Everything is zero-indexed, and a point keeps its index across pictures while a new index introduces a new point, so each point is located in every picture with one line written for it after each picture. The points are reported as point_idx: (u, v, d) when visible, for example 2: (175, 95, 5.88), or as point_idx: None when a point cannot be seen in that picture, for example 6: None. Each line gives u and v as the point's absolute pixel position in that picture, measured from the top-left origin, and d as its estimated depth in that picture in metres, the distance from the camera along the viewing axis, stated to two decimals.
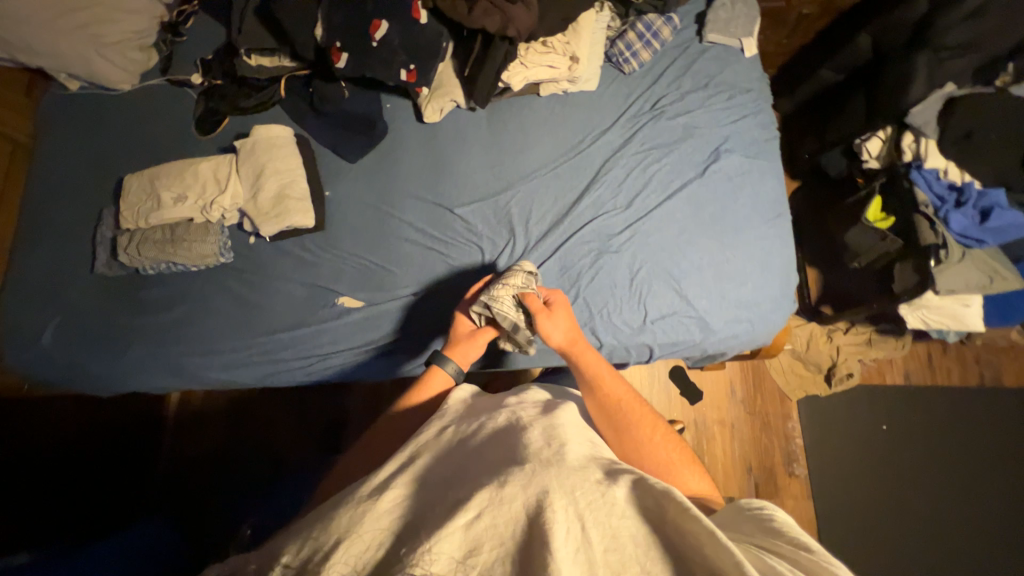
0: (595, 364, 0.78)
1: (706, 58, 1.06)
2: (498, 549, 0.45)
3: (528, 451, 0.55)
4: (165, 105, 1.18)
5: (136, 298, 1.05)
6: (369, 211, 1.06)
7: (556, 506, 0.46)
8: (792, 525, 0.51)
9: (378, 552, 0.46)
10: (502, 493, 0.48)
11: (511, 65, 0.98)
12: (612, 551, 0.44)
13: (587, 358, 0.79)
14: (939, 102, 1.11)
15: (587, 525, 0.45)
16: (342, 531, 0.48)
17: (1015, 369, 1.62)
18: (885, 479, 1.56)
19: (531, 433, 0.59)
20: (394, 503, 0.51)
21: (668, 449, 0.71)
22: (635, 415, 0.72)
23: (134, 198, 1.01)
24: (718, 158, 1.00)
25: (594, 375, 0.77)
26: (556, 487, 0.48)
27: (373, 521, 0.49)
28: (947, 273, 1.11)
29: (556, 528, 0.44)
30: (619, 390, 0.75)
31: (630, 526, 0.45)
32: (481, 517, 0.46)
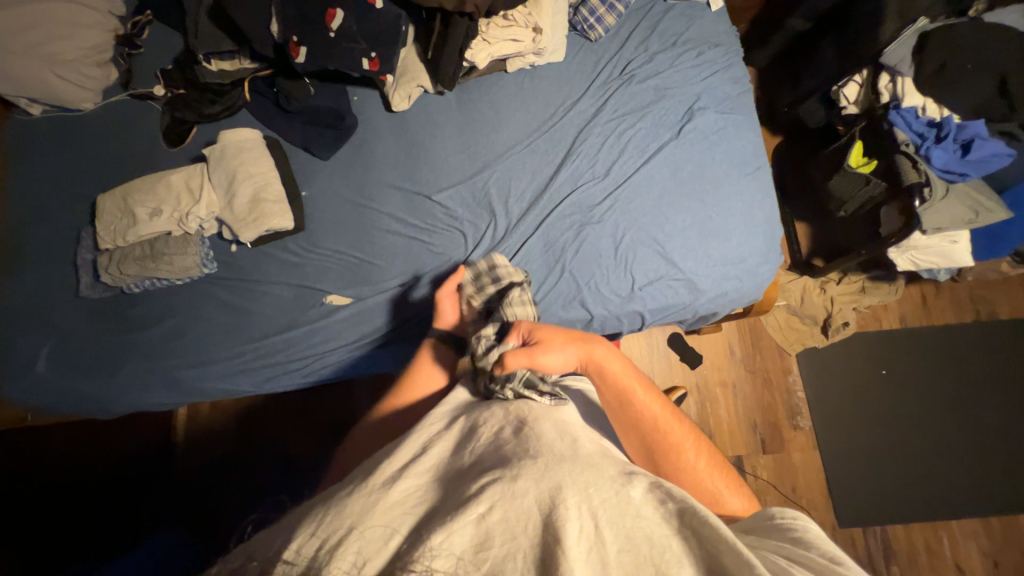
0: (623, 386, 0.73)
1: (672, 16, 1.04)
2: (509, 544, 0.44)
3: (543, 445, 0.57)
4: (132, 121, 1.16)
5: (126, 318, 1.05)
6: (347, 206, 1.05)
7: (569, 502, 0.47)
8: (823, 539, 0.50)
9: (393, 540, 0.45)
10: (514, 488, 0.48)
11: (474, 42, 0.96)
12: (627, 552, 0.44)
13: (613, 376, 0.74)
14: (913, 38, 1.10)
15: (602, 525, 0.46)
16: (352, 519, 0.46)
17: (1009, 302, 1.63)
18: (889, 423, 1.58)
19: (542, 430, 0.61)
20: (405, 495, 0.51)
21: (705, 468, 0.73)
22: (670, 437, 0.73)
23: (108, 215, 0.99)
24: (693, 117, 0.99)
25: (625, 395, 0.73)
26: (570, 484, 0.49)
27: (384, 508, 0.48)
28: (934, 210, 1.09)
29: (570, 525, 0.44)
30: (654, 412, 0.73)
31: (646, 526, 0.46)
32: (493, 510, 0.46)
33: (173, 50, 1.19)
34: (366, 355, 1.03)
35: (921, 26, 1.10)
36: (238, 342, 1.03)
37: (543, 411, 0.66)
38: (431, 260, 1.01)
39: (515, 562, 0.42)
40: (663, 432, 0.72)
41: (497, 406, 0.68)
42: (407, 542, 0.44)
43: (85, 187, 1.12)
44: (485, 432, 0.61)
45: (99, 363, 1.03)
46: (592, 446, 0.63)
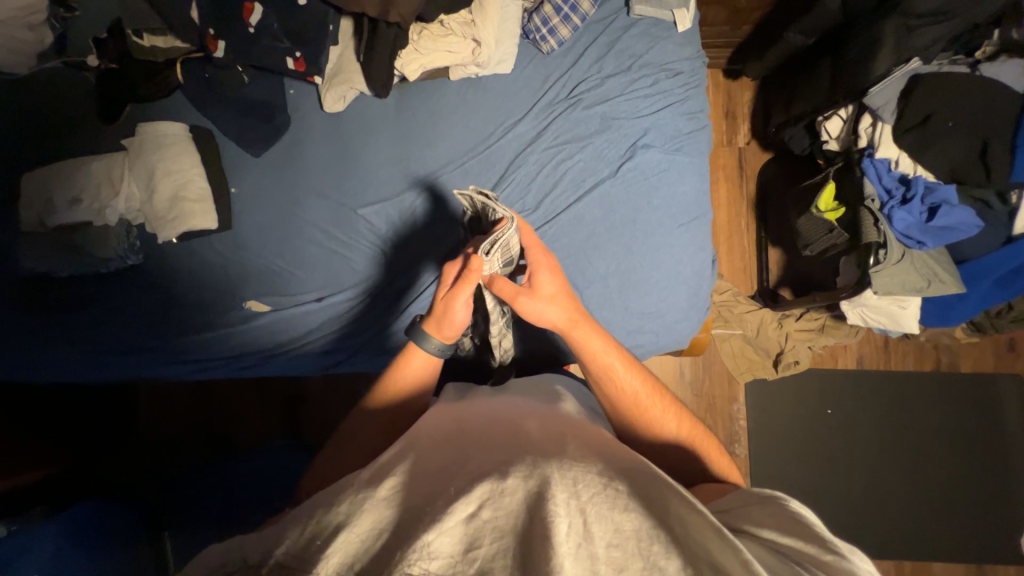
0: (602, 356, 0.73)
1: (632, 35, 0.95)
2: (498, 543, 0.41)
3: (530, 440, 0.56)
4: (58, 90, 1.08)
5: (37, 299, 1.02)
6: (275, 211, 1.03)
7: (556, 499, 0.43)
8: (811, 517, 0.50)
9: (382, 539, 0.43)
10: (503, 485, 0.46)
11: (404, 50, 0.91)
12: (614, 547, 0.41)
13: (591, 346, 0.73)
14: (899, 82, 1.01)
15: (589, 520, 0.42)
16: (342, 517, 0.45)
17: (971, 356, 1.58)
18: (828, 461, 1.56)
19: (531, 426, 0.60)
20: (393, 491, 0.48)
21: (684, 438, 0.72)
22: (647, 411, 0.71)
23: (30, 197, 0.98)
24: (635, 154, 0.93)
25: (602, 367, 0.73)
26: (557, 478, 0.46)
27: (373, 508, 0.46)
28: (884, 274, 1.04)
29: (558, 521, 0.41)
30: (631, 385, 0.72)
31: (633, 521, 0.43)
32: (483, 509, 0.44)
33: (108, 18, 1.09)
34: (286, 360, 1.05)
35: (915, 67, 1.00)
36: (158, 336, 1.03)
37: (530, 411, 0.66)
38: (356, 273, 1.02)
39: (506, 559, 0.40)
40: (641, 406, 0.72)
41: (490, 402, 0.70)
42: (396, 541, 0.42)
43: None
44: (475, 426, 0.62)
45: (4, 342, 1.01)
46: (576, 429, 0.60)
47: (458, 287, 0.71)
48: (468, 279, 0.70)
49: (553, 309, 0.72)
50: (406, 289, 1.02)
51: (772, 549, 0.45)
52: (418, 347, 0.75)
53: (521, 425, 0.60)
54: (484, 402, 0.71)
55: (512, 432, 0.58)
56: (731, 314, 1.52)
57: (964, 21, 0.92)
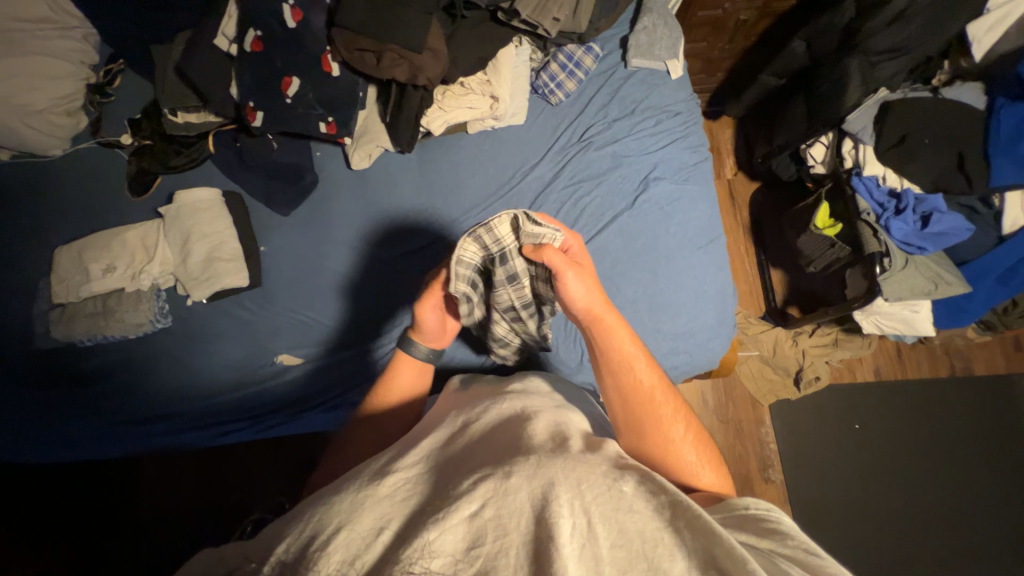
0: (621, 345, 0.66)
1: (632, 84, 1.06)
2: (501, 541, 0.39)
3: (535, 440, 0.51)
4: (91, 167, 1.12)
5: (66, 370, 1.01)
6: (305, 265, 1.06)
7: (561, 500, 0.41)
8: (798, 529, 0.47)
9: (383, 537, 0.41)
10: (507, 484, 0.43)
11: (429, 109, 1.00)
12: (618, 548, 0.39)
13: (616, 336, 0.67)
14: (873, 109, 1.11)
15: (594, 521, 0.41)
16: (342, 516, 0.43)
17: (983, 359, 1.61)
18: (867, 478, 1.51)
19: (535, 423, 0.54)
20: (395, 487, 0.47)
21: (688, 448, 0.62)
22: (657, 409, 0.63)
23: (66, 269, 1.01)
24: (648, 186, 1.00)
25: (623, 355, 0.66)
26: (562, 479, 0.44)
27: (373, 506, 0.44)
28: (892, 280, 1.10)
29: (561, 523, 0.39)
30: (645, 377, 0.65)
31: (637, 522, 0.41)
32: (486, 507, 0.42)
33: (147, 100, 1.17)
34: (318, 416, 1.01)
35: (884, 95, 1.12)
36: (181, 400, 1.01)
37: (540, 410, 0.59)
38: (382, 318, 1.03)
39: (509, 558, 0.38)
40: (653, 401, 0.64)
41: (489, 403, 0.62)
42: (398, 539, 0.41)
43: (30, 231, 1.08)
44: (478, 427, 0.56)
45: (28, 415, 0.98)
46: (589, 438, 0.55)
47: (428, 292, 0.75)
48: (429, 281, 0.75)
49: (592, 290, 0.68)
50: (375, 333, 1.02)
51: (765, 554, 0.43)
52: (404, 354, 0.77)
53: (528, 425, 0.54)
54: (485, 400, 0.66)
55: (520, 436, 0.52)
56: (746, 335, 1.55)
57: (919, 54, 1.04)
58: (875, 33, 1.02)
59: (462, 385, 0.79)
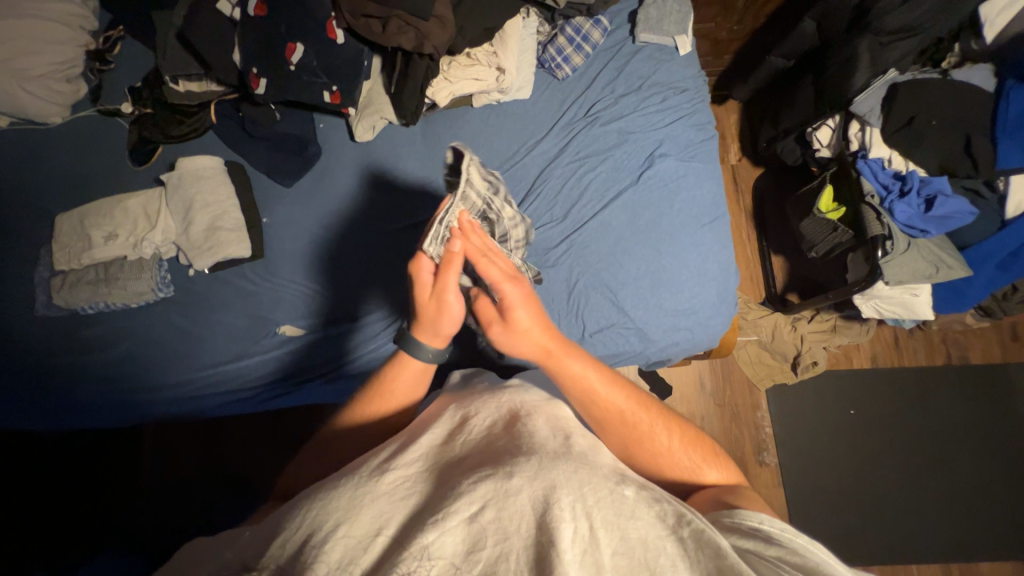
0: (579, 379, 0.60)
1: (639, 59, 1.05)
2: (502, 544, 0.38)
3: (536, 439, 0.48)
4: (90, 136, 1.10)
5: (68, 338, 1.01)
6: (309, 237, 1.05)
7: (562, 503, 0.40)
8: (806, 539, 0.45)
9: (382, 538, 0.40)
10: (508, 485, 0.41)
11: (435, 81, 0.99)
12: (620, 556, 0.38)
13: (569, 368, 0.61)
14: (882, 89, 1.10)
15: (596, 526, 0.40)
16: (339, 514, 0.42)
17: (979, 347, 1.62)
18: (859, 463, 1.53)
19: (535, 421, 0.52)
20: (394, 486, 0.45)
21: (681, 451, 0.62)
22: (638, 429, 0.60)
23: (68, 236, 1.01)
24: (654, 163, 1.00)
25: (584, 392, 0.60)
26: (564, 482, 0.42)
27: (372, 505, 0.43)
28: (893, 263, 1.11)
29: (561, 528, 0.38)
30: (616, 405, 0.60)
31: (640, 529, 0.40)
32: (485, 509, 0.40)
33: (147, 68, 1.15)
34: (319, 386, 1.02)
35: (893, 76, 1.10)
36: (184, 371, 1.01)
37: (537, 405, 0.56)
38: (373, 287, 1.03)
39: (508, 563, 0.37)
40: (630, 426, 0.60)
41: (488, 396, 0.58)
42: (397, 542, 0.39)
43: (29, 197, 1.07)
44: (478, 423, 0.53)
45: (35, 383, 0.99)
46: (589, 438, 0.53)
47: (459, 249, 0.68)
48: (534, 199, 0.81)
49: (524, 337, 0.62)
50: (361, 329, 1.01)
51: (767, 560, 0.42)
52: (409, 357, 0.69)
53: (526, 422, 0.51)
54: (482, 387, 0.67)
55: (519, 435, 0.49)
56: (745, 320, 1.54)
57: (931, 35, 1.03)
58: (888, 11, 1.00)
59: (464, 382, 0.75)
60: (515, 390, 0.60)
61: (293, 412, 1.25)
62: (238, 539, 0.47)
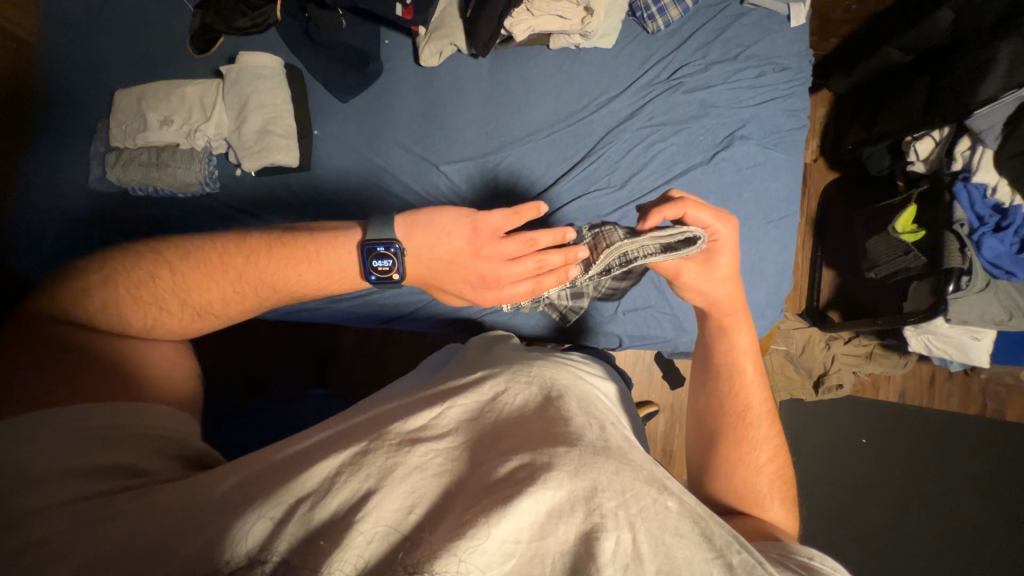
0: (737, 351, 0.69)
1: (743, 24, 0.94)
2: (539, 543, 0.38)
3: (572, 427, 0.46)
4: (155, 14, 1.07)
5: (119, 216, 1.04)
6: (359, 160, 1.03)
7: (606, 510, 0.39)
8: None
9: (414, 515, 0.39)
10: (546, 478, 0.40)
11: (516, 10, 0.89)
12: (663, 575, 0.37)
13: (735, 338, 0.69)
14: (1013, 104, 0.93)
15: (640, 539, 0.38)
16: (371, 480, 0.40)
17: (1018, 405, 1.53)
18: (859, 492, 1.51)
19: (569, 404, 0.49)
20: (426, 458, 0.43)
21: (765, 478, 0.63)
22: (752, 423, 0.66)
23: (125, 114, 1.01)
24: (731, 144, 0.93)
25: (733, 362, 0.69)
26: (607, 484, 0.41)
27: (405, 478, 0.41)
28: (962, 301, 1.02)
29: (604, 539, 0.38)
30: (752, 393, 0.67)
31: (686, 549, 0.39)
32: (524, 499, 0.39)
33: None
34: (331, 309, 0.99)
35: None
36: None
37: (567, 386, 0.53)
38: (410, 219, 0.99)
39: (544, 566, 0.37)
40: (745, 416, 0.66)
41: (515, 368, 0.54)
42: (429, 518, 0.39)
43: (92, 66, 1.06)
44: (509, 400, 0.49)
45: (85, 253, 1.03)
46: (619, 428, 0.51)
47: (455, 237, 0.67)
48: (671, 194, 0.67)
49: (721, 288, 0.67)
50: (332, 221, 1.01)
51: None
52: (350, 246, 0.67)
53: (560, 407, 0.48)
54: (506, 356, 0.65)
55: (557, 422, 0.46)
56: (778, 328, 1.47)
57: None
58: None
59: (486, 344, 0.75)
60: (537, 364, 0.57)
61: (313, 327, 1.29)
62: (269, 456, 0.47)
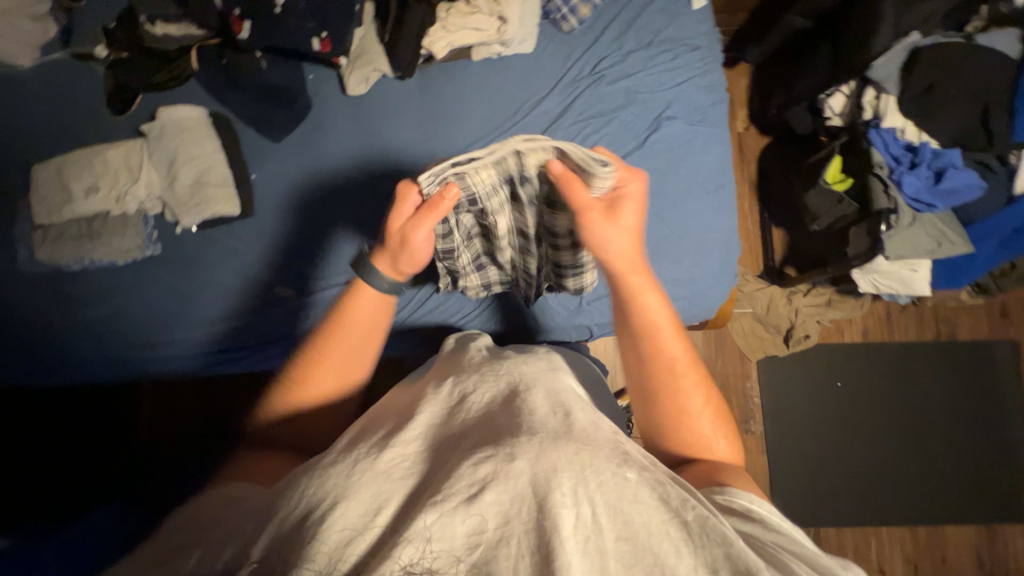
0: (649, 309, 0.65)
1: (651, 12, 0.99)
2: (505, 529, 0.38)
3: (535, 417, 0.47)
4: (64, 81, 1.03)
5: (55, 295, 0.99)
6: (301, 196, 1.01)
7: (564, 488, 0.40)
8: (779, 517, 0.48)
9: (380, 518, 0.41)
10: (510, 467, 0.41)
11: (432, 28, 0.94)
12: (622, 541, 0.38)
13: (643, 297, 0.65)
14: (902, 53, 1.05)
15: (599, 511, 0.39)
16: (337, 491, 0.43)
17: (968, 325, 1.63)
18: (843, 433, 1.57)
19: (535, 395, 0.50)
20: (392, 465, 0.45)
21: (706, 422, 0.63)
22: (680, 376, 0.63)
23: (46, 188, 0.97)
24: (660, 126, 0.97)
25: (648, 320, 0.64)
26: (565, 465, 0.41)
27: (370, 484, 0.43)
28: (896, 238, 1.12)
29: (563, 514, 0.38)
30: (672, 346, 0.64)
31: (644, 514, 0.40)
32: (486, 490, 0.40)
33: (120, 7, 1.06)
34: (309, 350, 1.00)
35: (915, 40, 1.05)
36: (176, 330, 1.00)
37: (535, 377, 0.54)
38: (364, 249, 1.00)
39: (509, 547, 0.37)
40: (673, 374, 0.63)
41: (484, 368, 0.57)
42: (395, 521, 0.40)
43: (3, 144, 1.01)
44: (477, 400, 0.51)
45: (25, 338, 0.98)
46: (591, 411, 0.51)
47: (419, 216, 0.64)
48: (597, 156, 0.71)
49: (622, 239, 0.65)
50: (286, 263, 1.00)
51: (770, 545, 0.43)
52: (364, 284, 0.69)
53: (526, 398, 0.49)
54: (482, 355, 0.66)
55: (519, 411, 0.48)
56: (741, 292, 1.53)
57: None
58: None
59: (459, 344, 0.75)
60: (515, 359, 0.58)
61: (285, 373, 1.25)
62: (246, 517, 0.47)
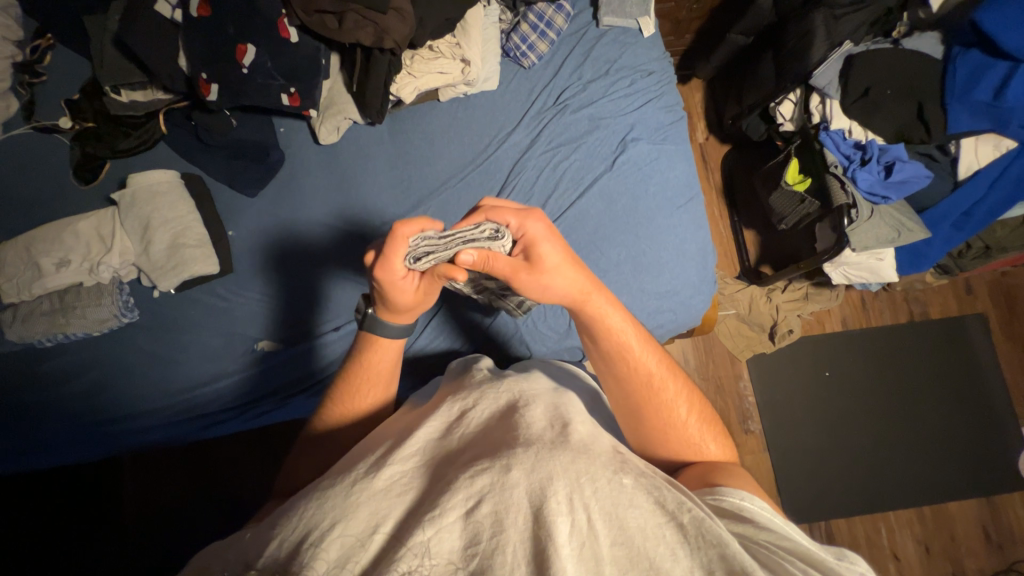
0: (619, 331, 0.63)
1: (604, 44, 1.05)
2: (499, 538, 0.40)
3: (533, 430, 0.50)
4: (26, 156, 1.02)
5: (29, 372, 0.95)
6: (280, 247, 1.01)
7: (560, 495, 0.42)
8: (768, 513, 0.50)
9: (378, 536, 0.42)
10: (506, 479, 0.43)
11: (400, 76, 0.96)
12: (619, 545, 0.40)
13: (607, 321, 0.62)
14: (839, 61, 1.13)
15: (594, 517, 0.42)
16: (335, 512, 0.43)
17: (938, 304, 1.71)
18: (837, 422, 1.60)
19: (534, 410, 0.53)
20: (391, 481, 0.47)
21: (693, 427, 0.63)
22: (659, 393, 0.62)
23: (13, 264, 0.94)
24: (626, 148, 1.01)
25: (619, 341, 0.63)
26: (561, 473, 0.44)
27: (369, 501, 0.44)
28: (859, 230, 1.15)
29: (559, 521, 0.40)
30: (646, 363, 0.63)
31: (639, 517, 0.42)
32: (483, 503, 0.42)
33: (83, 77, 1.06)
34: (306, 400, 0.99)
35: (849, 48, 1.13)
36: (158, 398, 0.96)
37: (536, 393, 0.57)
38: (352, 294, 1.00)
39: (505, 555, 0.39)
40: (653, 391, 0.62)
41: (485, 386, 0.60)
42: (393, 539, 0.41)
43: None
44: (476, 415, 0.54)
45: None
46: (589, 423, 0.55)
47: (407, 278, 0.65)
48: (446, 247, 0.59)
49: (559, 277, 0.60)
50: (275, 314, 0.99)
51: (765, 547, 0.44)
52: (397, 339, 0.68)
53: (525, 413, 0.52)
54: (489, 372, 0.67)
55: (518, 425, 0.51)
56: (723, 294, 1.57)
57: (883, 5, 1.06)
58: None
59: (462, 366, 0.74)
60: (515, 377, 0.61)
61: (277, 426, 1.21)
62: (232, 545, 0.46)
